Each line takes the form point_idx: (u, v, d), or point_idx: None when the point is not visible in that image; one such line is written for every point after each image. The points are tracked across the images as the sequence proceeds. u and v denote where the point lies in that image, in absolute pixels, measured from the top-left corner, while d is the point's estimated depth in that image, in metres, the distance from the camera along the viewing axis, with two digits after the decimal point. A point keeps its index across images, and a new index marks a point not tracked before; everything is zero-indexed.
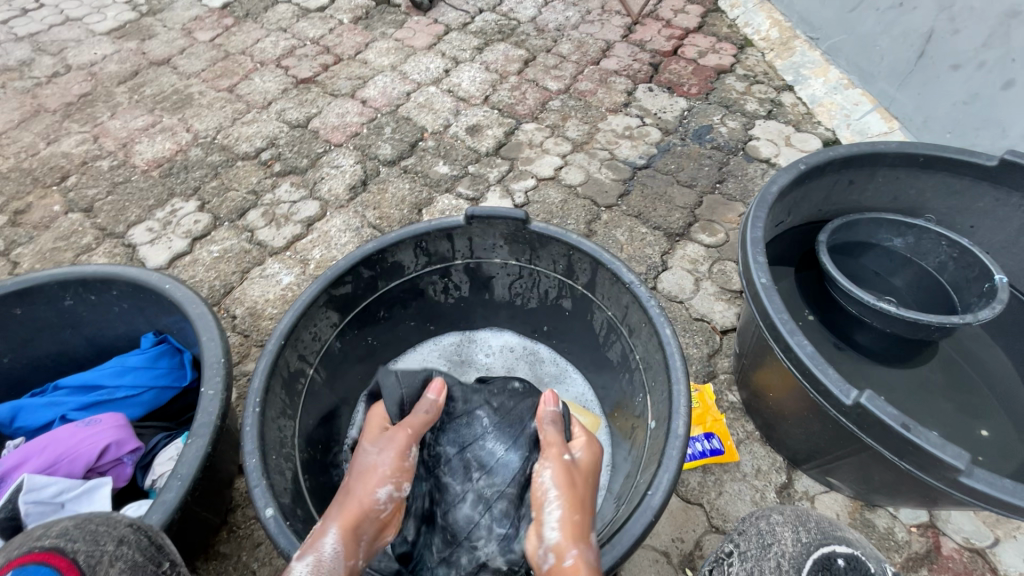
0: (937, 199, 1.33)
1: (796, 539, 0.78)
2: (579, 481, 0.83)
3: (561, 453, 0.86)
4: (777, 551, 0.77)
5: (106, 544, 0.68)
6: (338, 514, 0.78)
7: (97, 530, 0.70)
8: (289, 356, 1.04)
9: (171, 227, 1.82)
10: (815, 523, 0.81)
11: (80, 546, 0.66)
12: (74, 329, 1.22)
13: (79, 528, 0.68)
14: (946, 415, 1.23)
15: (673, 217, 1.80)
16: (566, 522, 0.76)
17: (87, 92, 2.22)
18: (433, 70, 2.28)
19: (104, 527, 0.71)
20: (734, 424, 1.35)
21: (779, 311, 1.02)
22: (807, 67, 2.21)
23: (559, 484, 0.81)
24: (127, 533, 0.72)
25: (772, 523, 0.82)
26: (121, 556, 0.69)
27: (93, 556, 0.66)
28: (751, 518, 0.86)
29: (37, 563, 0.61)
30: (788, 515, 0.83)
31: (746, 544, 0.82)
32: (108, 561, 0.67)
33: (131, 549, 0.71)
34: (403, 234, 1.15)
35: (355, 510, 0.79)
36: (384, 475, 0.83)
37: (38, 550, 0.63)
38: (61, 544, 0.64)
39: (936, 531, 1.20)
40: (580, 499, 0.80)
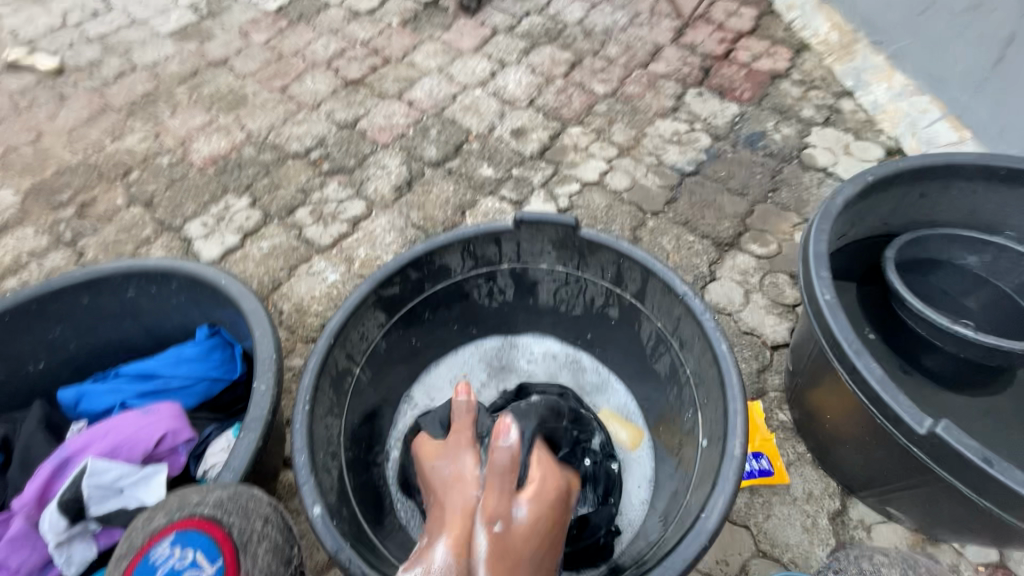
0: (1019, 215, 1.23)
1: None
2: (534, 516, 0.85)
3: (509, 484, 0.86)
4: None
5: (253, 522, 0.78)
6: (443, 528, 0.80)
7: (249, 507, 0.79)
8: (338, 355, 1.05)
9: (224, 223, 1.88)
10: None
11: (234, 520, 0.76)
12: (135, 319, 1.27)
13: (234, 501, 0.79)
14: (1022, 447, 1.14)
15: (722, 226, 1.74)
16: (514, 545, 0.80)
17: (150, 91, 2.32)
18: (479, 73, 2.29)
19: (255, 504, 0.80)
20: (784, 444, 1.29)
21: (845, 330, 0.97)
22: (868, 72, 2.11)
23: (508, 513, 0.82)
24: (270, 512, 0.82)
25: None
26: (266, 535, 0.78)
27: (244, 532, 0.76)
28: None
29: (199, 531, 0.73)
30: None
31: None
32: (255, 537, 0.76)
33: (273, 528, 0.80)
34: (452, 237, 1.15)
35: (460, 519, 0.81)
36: (470, 482, 0.87)
37: (200, 517, 0.75)
38: (219, 516, 0.76)
39: (1007, 573, 1.11)
40: (525, 535, 0.81)
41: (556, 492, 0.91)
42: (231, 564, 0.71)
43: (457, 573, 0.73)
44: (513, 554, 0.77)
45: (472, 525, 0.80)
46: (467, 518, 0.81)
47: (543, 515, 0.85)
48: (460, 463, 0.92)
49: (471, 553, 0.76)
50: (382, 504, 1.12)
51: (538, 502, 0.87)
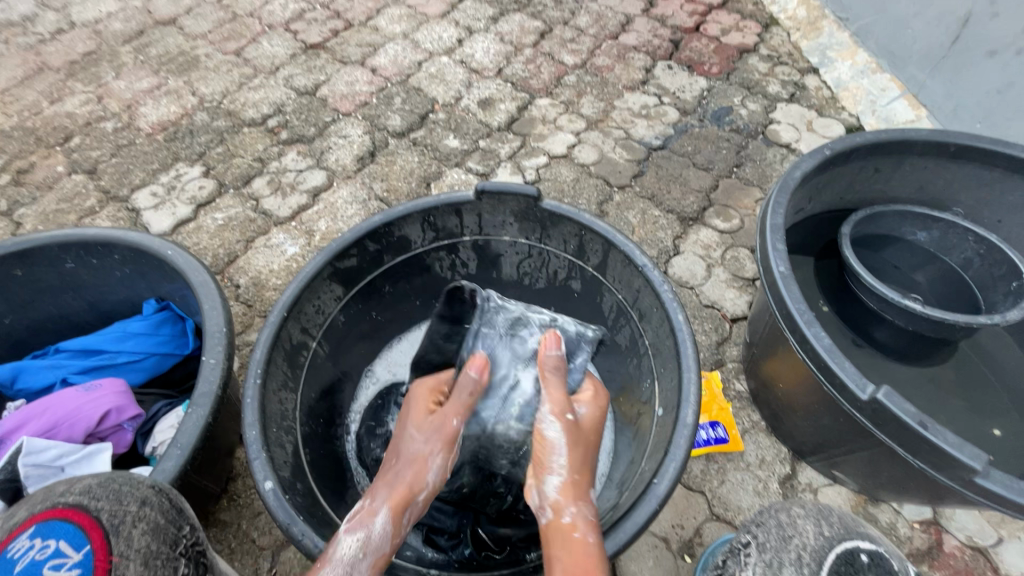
0: (964, 192, 1.29)
1: (818, 532, 0.68)
2: (585, 437, 0.90)
3: (565, 411, 0.91)
4: (799, 543, 0.68)
5: (126, 504, 0.61)
6: (387, 493, 0.83)
7: (121, 489, 0.62)
8: (292, 329, 1.02)
9: (175, 192, 1.79)
10: (838, 517, 0.72)
11: (103, 504, 0.59)
12: (76, 293, 1.21)
13: (104, 484, 0.62)
14: (958, 414, 1.20)
15: (687, 201, 1.75)
16: (566, 480, 0.83)
17: (91, 50, 2.16)
18: (445, 40, 2.21)
19: (128, 483, 0.64)
20: (740, 413, 1.33)
21: (797, 301, 0.99)
22: (833, 49, 2.12)
23: (567, 446, 0.86)
24: (152, 494, 0.65)
25: (794, 516, 0.72)
26: (144, 517, 0.61)
27: (116, 516, 0.59)
28: (772, 509, 0.77)
29: (58, 519, 0.56)
30: (809, 509, 0.74)
31: (765, 535, 0.73)
32: (129, 520, 0.59)
33: (154, 511, 0.63)
34: (411, 207, 1.12)
35: (403, 490, 0.83)
36: (433, 465, 0.88)
37: (61, 506, 0.57)
38: (86, 501, 0.59)
39: (939, 529, 1.18)
40: (581, 463, 0.86)
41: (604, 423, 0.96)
42: (101, 549, 0.55)
43: (391, 544, 0.79)
44: (583, 442, 0.89)
45: (411, 501, 0.83)
46: (410, 491, 0.84)
47: (592, 434, 0.92)
48: (431, 441, 0.89)
49: (402, 528, 0.81)
50: (341, 478, 1.11)
51: (591, 428, 0.93)
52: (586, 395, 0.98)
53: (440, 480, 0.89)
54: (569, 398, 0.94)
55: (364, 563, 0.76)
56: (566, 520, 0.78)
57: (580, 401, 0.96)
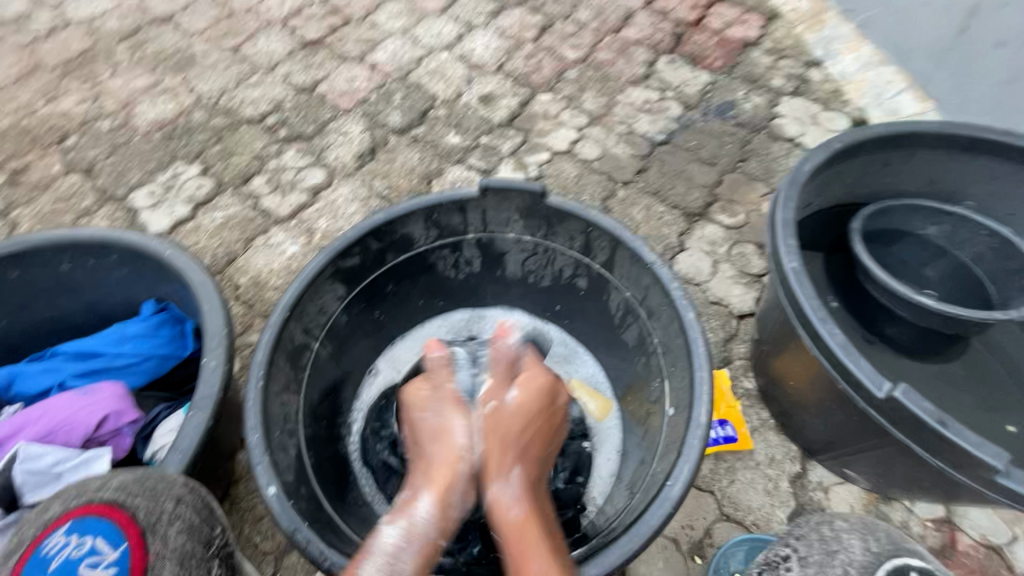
0: (975, 186, 1.26)
1: (865, 547, 0.69)
2: (506, 428, 0.89)
3: (488, 403, 0.92)
4: (844, 560, 0.69)
5: (163, 503, 0.73)
6: (427, 479, 0.84)
7: (157, 488, 0.75)
8: (294, 329, 1.00)
9: (173, 192, 1.77)
10: (884, 532, 0.72)
11: (139, 502, 0.72)
12: (73, 295, 1.19)
13: (139, 483, 0.74)
14: (971, 410, 1.19)
15: (692, 196, 1.73)
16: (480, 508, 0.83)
17: (86, 48, 2.13)
18: (445, 36, 2.18)
19: (164, 485, 0.75)
20: (748, 410, 1.31)
21: (810, 297, 0.97)
22: (838, 41, 2.09)
23: (484, 436, 0.87)
24: (186, 492, 0.77)
25: (838, 531, 0.73)
26: (179, 515, 0.73)
27: (152, 514, 0.71)
28: (812, 523, 0.78)
29: (98, 518, 0.68)
30: (854, 523, 0.75)
31: (806, 549, 0.74)
32: (165, 518, 0.72)
33: (188, 508, 0.75)
34: (414, 205, 1.10)
35: (442, 470, 0.85)
36: (459, 428, 0.89)
37: (99, 502, 0.70)
38: (123, 499, 0.71)
39: (952, 527, 1.16)
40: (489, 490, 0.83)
41: (541, 412, 0.93)
42: (136, 547, 0.68)
43: (435, 528, 0.79)
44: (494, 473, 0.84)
45: (454, 480, 0.84)
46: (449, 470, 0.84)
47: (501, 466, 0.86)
48: (447, 415, 0.91)
49: (448, 510, 0.82)
50: (345, 481, 1.09)
51: (496, 462, 0.85)
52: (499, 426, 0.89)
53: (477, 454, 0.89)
54: (502, 385, 0.97)
55: (409, 550, 0.76)
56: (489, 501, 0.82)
57: (514, 383, 0.96)
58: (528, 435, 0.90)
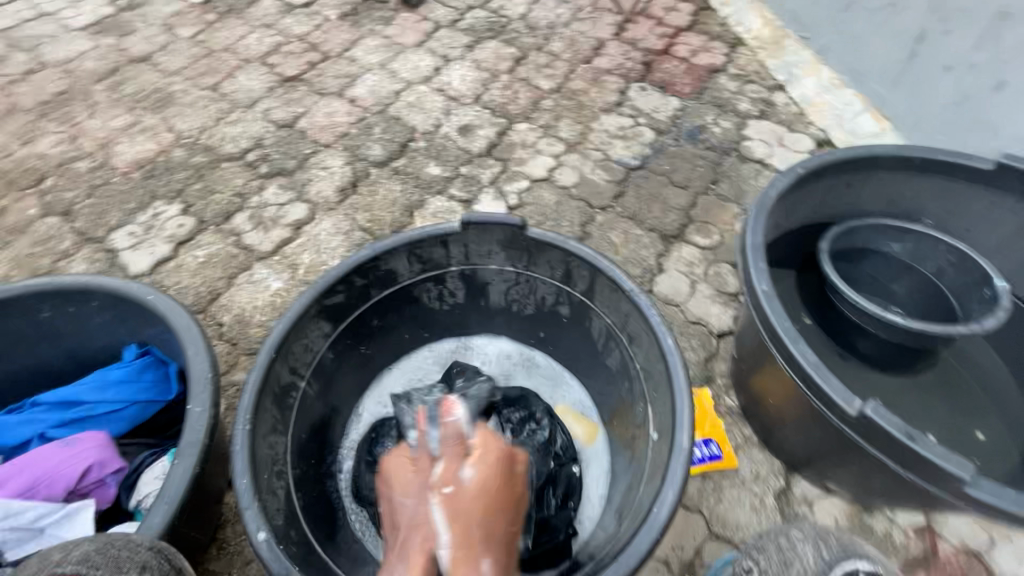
0: (932, 203, 1.33)
1: (818, 557, 0.79)
2: (466, 510, 0.79)
3: (478, 423, 1.01)
4: (800, 569, 0.79)
5: (127, 572, 0.72)
6: (406, 570, 0.75)
7: (120, 556, 0.73)
8: (280, 369, 1.01)
9: (153, 231, 1.76)
10: (836, 539, 0.83)
11: (102, 574, 0.70)
12: (53, 343, 1.18)
13: (102, 553, 0.72)
14: (943, 418, 1.24)
15: (668, 219, 1.78)
16: None
17: (63, 90, 2.14)
18: (422, 69, 2.24)
19: (128, 553, 0.74)
20: (732, 428, 1.34)
21: (781, 318, 1.01)
22: (797, 66, 2.20)
23: (448, 524, 0.77)
24: (150, 558, 0.76)
25: (792, 541, 0.84)
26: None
27: None
28: (771, 535, 0.88)
29: None
30: (807, 533, 0.86)
31: (765, 562, 0.83)
32: None
33: (155, 575, 0.75)
34: (397, 241, 1.12)
35: None
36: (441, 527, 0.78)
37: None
38: (84, 573, 0.69)
39: (933, 534, 1.19)
40: None
41: None
42: None
43: None
44: (494, 449, 0.97)
45: None
46: None
47: None
48: (424, 506, 0.81)
49: None
50: (336, 519, 1.09)
51: None
52: None
53: None
54: None
55: None
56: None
57: None
58: None
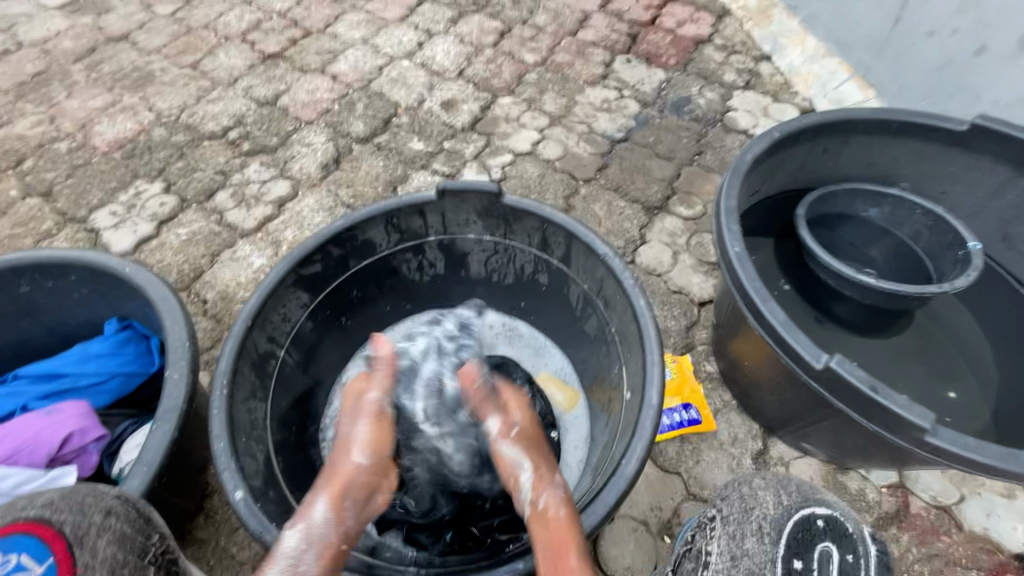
0: (910, 166, 1.34)
1: (777, 501, 0.67)
2: (533, 445, 0.95)
3: (508, 428, 0.98)
4: (759, 514, 0.67)
5: (91, 516, 0.67)
6: (325, 484, 0.87)
7: (86, 501, 0.69)
8: (258, 338, 1.02)
9: (135, 210, 1.76)
10: (796, 484, 0.70)
11: (66, 517, 0.65)
12: (33, 317, 1.18)
13: (66, 497, 0.68)
14: (917, 378, 1.26)
15: (651, 190, 1.78)
16: (533, 476, 0.90)
17: (41, 70, 2.11)
18: (405, 44, 2.21)
19: (94, 499, 0.70)
20: (711, 393, 1.36)
21: (753, 279, 1.02)
22: (784, 36, 2.18)
23: (523, 452, 0.94)
24: (117, 503, 0.72)
25: (754, 488, 0.71)
26: (110, 527, 0.69)
27: (80, 528, 0.65)
28: (735, 484, 0.76)
29: (22, 534, 0.61)
30: (770, 480, 0.72)
31: (728, 509, 0.72)
32: (95, 532, 0.66)
33: (122, 520, 0.71)
34: (373, 210, 1.12)
35: (341, 478, 0.89)
36: (360, 445, 0.94)
37: (22, 520, 0.62)
38: (48, 515, 0.64)
39: (905, 491, 1.22)
40: (538, 460, 0.93)
41: (540, 422, 1.03)
42: (63, 562, 0.61)
43: (332, 530, 0.81)
44: (531, 444, 0.95)
45: (348, 487, 0.87)
46: (347, 479, 0.88)
47: (537, 437, 0.98)
48: (356, 424, 0.97)
49: (344, 515, 0.84)
50: None
51: (533, 428, 1.00)
52: (515, 402, 1.04)
53: (379, 468, 0.93)
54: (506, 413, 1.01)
55: (309, 553, 0.77)
56: (540, 507, 0.85)
57: (513, 408, 1.03)
58: (544, 441, 0.99)
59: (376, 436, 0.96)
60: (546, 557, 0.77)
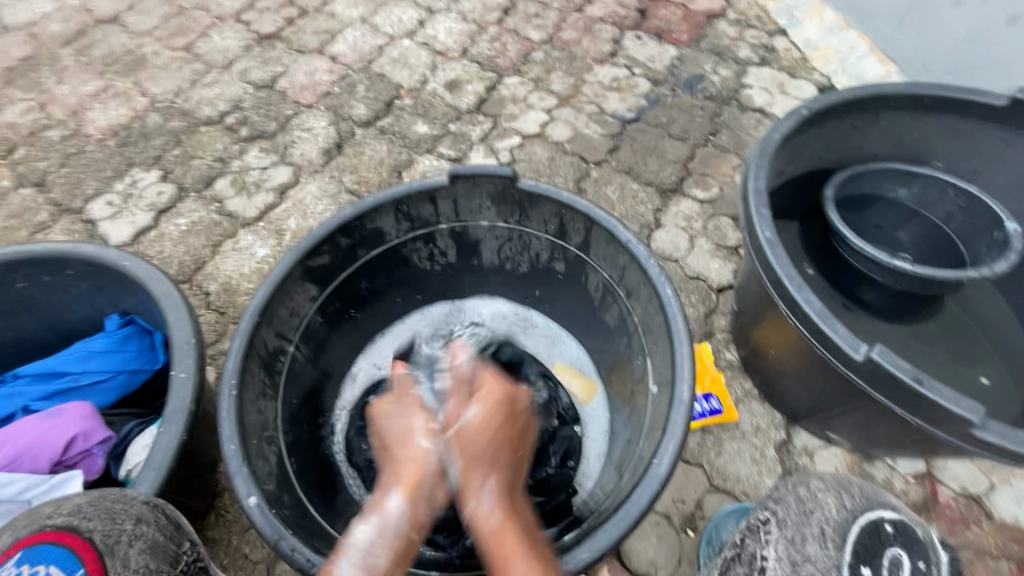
0: (941, 144, 1.28)
1: (840, 505, 0.65)
2: (470, 439, 0.82)
3: (436, 425, 0.85)
4: (822, 518, 0.65)
5: (121, 524, 0.71)
6: (392, 478, 0.81)
7: (115, 509, 0.73)
8: (265, 334, 0.97)
9: (132, 200, 1.70)
10: (859, 489, 0.68)
11: (95, 525, 0.68)
12: (31, 314, 1.14)
13: (94, 506, 0.72)
14: (948, 365, 1.22)
15: (665, 172, 1.72)
16: (458, 480, 0.79)
17: (28, 55, 2.03)
18: (406, 22, 2.13)
19: (122, 506, 0.74)
20: (732, 382, 1.32)
21: (785, 265, 0.97)
22: (801, 8, 2.09)
23: (450, 450, 0.82)
24: (145, 512, 0.75)
25: (814, 489, 0.69)
26: (140, 535, 0.71)
27: (110, 536, 0.68)
28: (792, 485, 0.75)
29: (51, 543, 0.64)
30: (829, 483, 0.71)
31: (784, 510, 0.71)
32: (125, 539, 0.69)
33: (150, 527, 0.74)
34: (383, 198, 1.07)
35: (411, 468, 0.80)
36: (423, 431, 0.85)
37: (51, 529, 0.66)
38: (76, 523, 0.67)
39: (933, 480, 1.19)
40: (471, 462, 0.80)
41: (503, 410, 0.88)
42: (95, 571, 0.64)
43: (408, 521, 0.75)
44: (468, 439, 0.82)
45: (423, 474, 0.80)
46: (419, 470, 0.80)
47: (486, 429, 0.84)
48: (406, 412, 0.88)
49: (421, 505, 0.78)
50: (332, 483, 1.07)
51: (483, 420, 0.85)
52: (479, 391, 0.89)
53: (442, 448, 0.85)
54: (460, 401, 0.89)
55: (378, 551, 0.73)
56: (471, 520, 0.78)
57: (473, 397, 0.89)
58: (497, 437, 0.85)
59: (427, 420, 0.88)
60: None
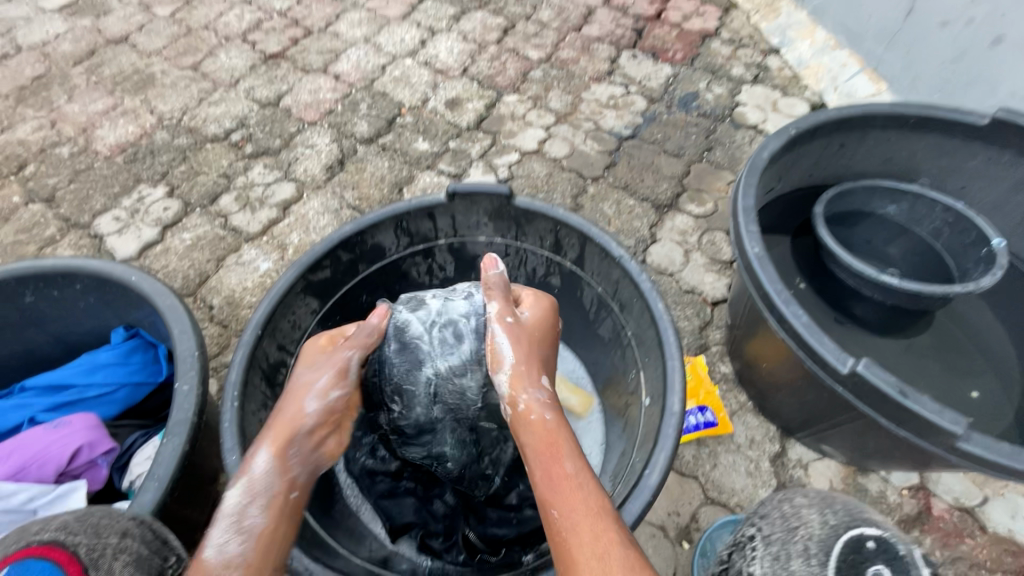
0: (928, 161, 1.31)
1: (821, 519, 0.72)
2: (526, 337, 0.92)
3: (506, 315, 0.94)
4: (797, 531, 0.73)
5: (106, 537, 0.72)
6: (270, 432, 0.81)
7: (100, 524, 0.74)
8: (267, 347, 1.00)
9: (139, 215, 1.73)
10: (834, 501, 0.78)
11: (81, 539, 0.70)
12: (39, 328, 1.16)
13: (81, 521, 0.73)
14: (939, 377, 1.24)
15: (661, 187, 1.76)
16: (513, 373, 0.88)
17: (40, 74, 2.08)
18: (408, 42, 2.18)
19: (108, 521, 0.75)
20: (727, 395, 1.34)
21: (773, 281, 1.00)
22: (793, 28, 2.15)
23: (512, 346, 0.91)
24: (132, 525, 0.76)
25: (787, 501, 0.76)
26: (124, 549, 0.73)
27: (94, 550, 0.70)
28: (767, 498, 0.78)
29: (38, 557, 0.66)
30: (804, 494, 0.77)
31: (763, 520, 0.76)
32: (109, 552, 0.70)
33: (135, 541, 0.75)
34: (383, 215, 1.10)
35: (284, 427, 0.81)
36: (315, 391, 0.85)
37: (39, 544, 0.68)
38: (62, 538, 0.70)
39: (927, 493, 1.20)
40: (527, 359, 0.90)
41: (549, 325, 0.98)
42: None
43: (275, 482, 0.77)
44: (527, 339, 0.92)
45: (294, 437, 0.81)
46: (291, 428, 0.81)
47: (538, 331, 0.95)
48: (315, 373, 0.88)
49: (289, 463, 0.79)
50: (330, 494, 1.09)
51: (536, 325, 0.96)
52: (528, 300, 1.00)
53: (330, 417, 0.86)
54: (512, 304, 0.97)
55: (249, 505, 0.74)
56: (521, 407, 0.84)
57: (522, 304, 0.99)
58: (543, 342, 0.95)
59: (331, 382, 0.87)
60: (540, 470, 0.77)
